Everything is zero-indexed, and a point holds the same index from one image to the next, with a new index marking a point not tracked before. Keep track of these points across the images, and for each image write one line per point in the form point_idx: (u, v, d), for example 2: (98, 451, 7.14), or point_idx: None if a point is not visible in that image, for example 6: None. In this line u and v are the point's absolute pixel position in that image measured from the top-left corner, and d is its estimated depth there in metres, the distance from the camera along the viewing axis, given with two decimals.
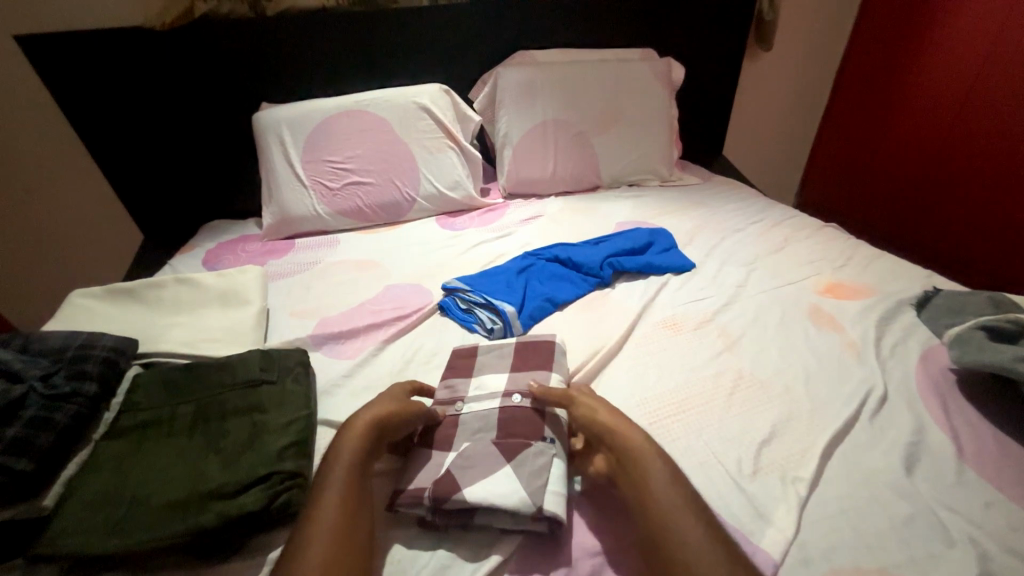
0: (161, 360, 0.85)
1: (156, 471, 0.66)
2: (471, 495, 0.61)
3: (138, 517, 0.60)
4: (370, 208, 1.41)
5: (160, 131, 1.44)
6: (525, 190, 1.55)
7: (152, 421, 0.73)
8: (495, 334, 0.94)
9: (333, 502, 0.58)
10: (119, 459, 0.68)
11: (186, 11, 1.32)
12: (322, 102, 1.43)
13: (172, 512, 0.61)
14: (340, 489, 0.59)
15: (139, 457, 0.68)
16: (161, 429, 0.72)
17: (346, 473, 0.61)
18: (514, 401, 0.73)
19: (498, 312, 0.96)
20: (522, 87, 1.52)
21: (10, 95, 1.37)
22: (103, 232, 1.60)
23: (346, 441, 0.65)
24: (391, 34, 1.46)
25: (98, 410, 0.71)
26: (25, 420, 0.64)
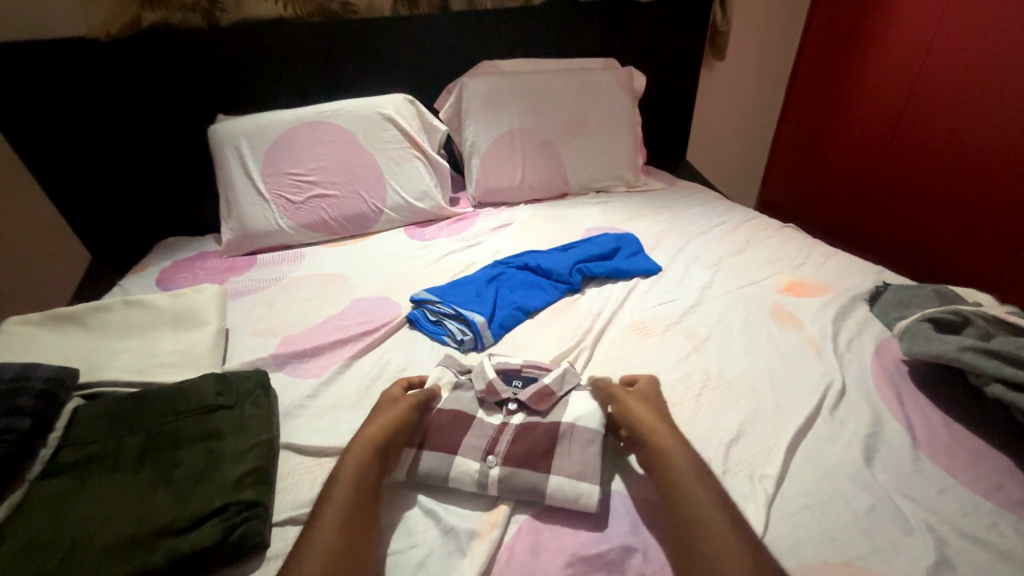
0: (105, 390, 0.79)
1: (100, 510, 0.61)
2: (529, 482, 0.65)
3: (78, 562, 0.55)
4: (336, 221, 1.38)
5: (105, 146, 1.36)
6: (495, 198, 1.55)
7: (96, 455, 0.67)
8: (466, 346, 0.92)
9: (336, 513, 0.60)
10: (57, 499, 0.62)
11: (133, 22, 1.27)
12: (282, 113, 1.39)
13: (115, 554, 0.56)
14: (348, 499, 0.61)
15: (81, 495, 0.63)
16: (104, 464, 0.67)
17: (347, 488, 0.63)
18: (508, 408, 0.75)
19: (468, 323, 0.94)
20: (488, 97, 1.53)
21: None
22: (48, 254, 1.50)
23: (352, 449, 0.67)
24: (353, 46, 1.45)
25: (33, 447, 0.66)
26: None
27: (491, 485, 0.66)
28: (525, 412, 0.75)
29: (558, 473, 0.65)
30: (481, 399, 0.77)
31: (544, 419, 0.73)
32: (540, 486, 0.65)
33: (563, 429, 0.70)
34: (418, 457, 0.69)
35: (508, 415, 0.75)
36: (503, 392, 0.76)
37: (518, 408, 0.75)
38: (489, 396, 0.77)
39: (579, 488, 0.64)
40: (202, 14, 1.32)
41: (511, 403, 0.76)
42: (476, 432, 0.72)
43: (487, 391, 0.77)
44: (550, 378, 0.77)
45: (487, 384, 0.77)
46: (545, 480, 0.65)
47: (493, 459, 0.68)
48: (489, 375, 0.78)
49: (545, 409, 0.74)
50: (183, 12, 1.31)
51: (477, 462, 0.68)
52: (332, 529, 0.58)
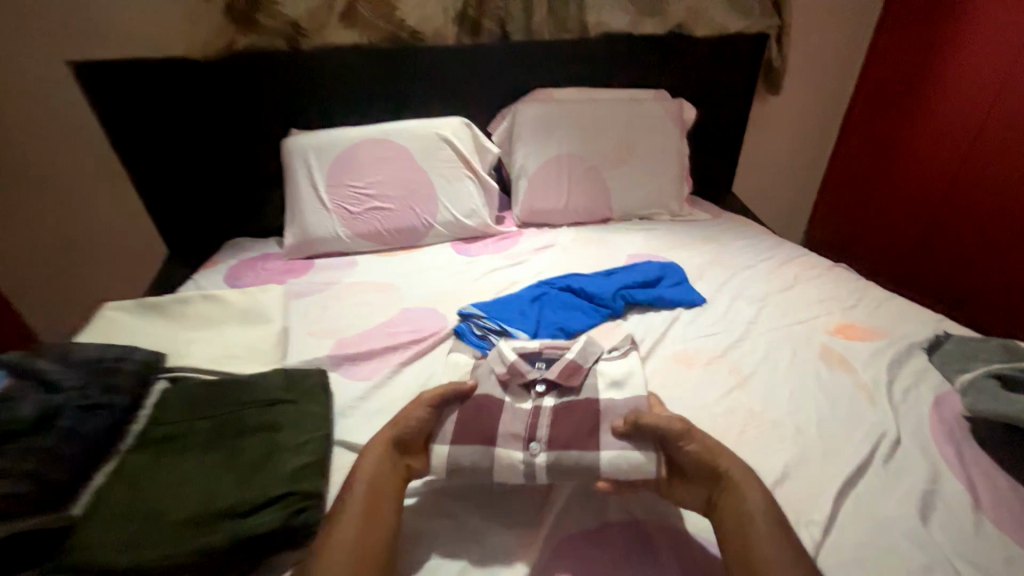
0: (188, 375, 0.86)
1: (176, 487, 0.67)
2: (579, 461, 0.69)
3: (158, 533, 0.61)
4: (389, 233, 1.46)
5: (192, 153, 1.51)
6: (539, 219, 1.61)
7: (174, 436, 0.74)
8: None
9: (349, 521, 0.61)
10: (141, 472, 0.69)
11: (228, 45, 1.42)
12: (347, 131, 1.49)
13: (190, 528, 0.62)
14: (360, 505, 0.63)
15: (160, 471, 0.69)
16: (182, 444, 0.73)
17: (366, 491, 0.64)
18: (536, 390, 0.79)
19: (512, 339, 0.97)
20: (540, 123, 1.59)
21: (60, 117, 1.46)
22: (134, 246, 1.68)
23: (371, 453, 0.69)
24: (418, 71, 1.55)
25: (126, 422, 0.73)
26: (60, 429, 0.66)
27: (538, 473, 0.69)
28: (554, 392, 0.79)
29: (609, 448, 0.69)
30: (505, 382, 0.80)
31: (578, 396, 0.78)
32: (593, 464, 0.68)
33: (603, 405, 0.75)
34: (458, 462, 0.70)
35: (537, 397, 0.78)
36: (528, 375, 0.80)
37: (545, 391, 0.79)
38: (514, 379, 0.80)
39: (632, 459, 0.68)
40: (287, 40, 1.45)
41: (537, 386, 0.79)
42: (516, 416, 0.75)
43: (511, 374, 0.81)
44: (573, 356, 0.82)
45: (509, 367, 0.81)
46: (597, 458, 0.68)
47: (537, 446, 0.70)
48: (508, 360, 0.82)
49: (576, 385, 0.79)
50: (272, 38, 1.44)
51: (520, 451, 0.70)
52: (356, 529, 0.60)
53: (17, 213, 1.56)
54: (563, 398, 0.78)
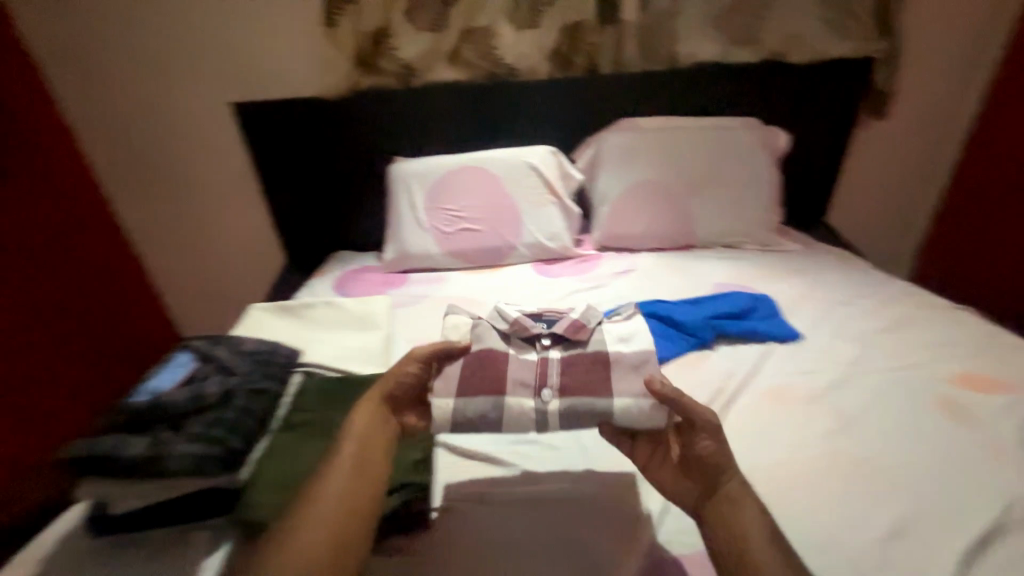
0: (318, 370, 0.98)
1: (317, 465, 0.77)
2: (589, 411, 0.73)
3: None
4: (476, 251, 1.58)
5: (315, 176, 1.75)
6: (619, 244, 1.63)
7: (311, 421, 0.84)
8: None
9: (342, 472, 0.68)
10: (288, 449, 0.78)
11: (353, 85, 1.63)
12: (446, 158, 1.64)
13: None
14: (354, 459, 0.70)
15: (303, 450, 0.79)
16: (316, 429, 0.83)
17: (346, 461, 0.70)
18: (541, 343, 0.83)
19: None
20: (625, 151, 1.63)
21: (221, 147, 1.79)
22: (262, 253, 1.98)
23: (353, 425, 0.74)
24: (511, 103, 1.67)
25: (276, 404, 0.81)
26: (238, 407, 0.76)
27: (549, 417, 0.73)
28: (560, 345, 0.83)
29: (621, 396, 0.73)
30: (508, 336, 0.84)
31: (586, 348, 0.81)
32: (607, 410, 0.73)
33: (612, 356, 0.79)
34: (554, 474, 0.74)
35: (542, 350, 0.82)
36: (533, 329, 0.84)
37: (551, 344, 0.83)
38: (518, 333, 0.84)
39: (642, 406, 0.72)
40: (400, 79, 1.63)
41: (543, 340, 0.83)
42: (523, 367, 0.78)
43: (513, 328, 0.85)
44: (579, 316, 0.85)
45: (511, 322, 0.85)
46: (610, 404, 0.73)
47: (549, 395, 0.75)
48: (511, 316, 0.86)
49: (584, 338, 0.82)
50: (388, 78, 1.63)
51: (531, 399, 0.75)
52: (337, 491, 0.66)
53: (182, 223, 1.92)
54: (570, 350, 0.81)
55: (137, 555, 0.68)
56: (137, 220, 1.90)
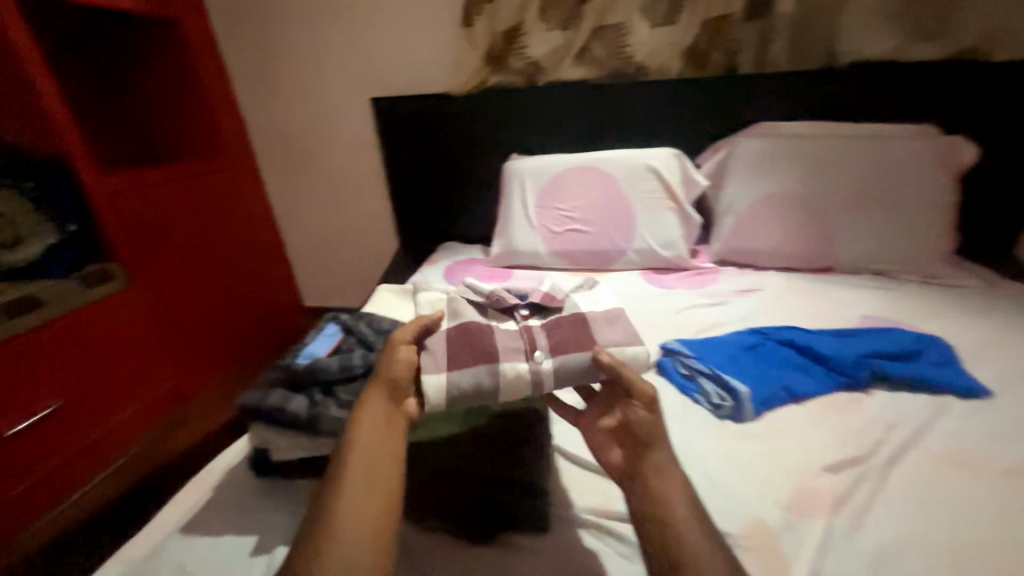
0: None
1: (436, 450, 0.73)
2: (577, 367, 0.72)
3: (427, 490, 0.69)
4: (583, 253, 1.54)
5: (435, 169, 1.86)
6: (741, 259, 1.49)
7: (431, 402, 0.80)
8: (723, 412, 0.86)
9: (353, 472, 0.62)
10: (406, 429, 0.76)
11: (480, 83, 1.70)
12: (561, 158, 1.63)
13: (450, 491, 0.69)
14: (368, 455, 0.64)
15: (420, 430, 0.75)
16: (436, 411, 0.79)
17: (362, 453, 0.64)
18: (519, 315, 0.84)
19: (728, 389, 0.89)
20: (762, 157, 1.48)
21: (358, 137, 1.98)
22: (380, 236, 2.16)
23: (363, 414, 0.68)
24: (635, 102, 1.62)
25: None
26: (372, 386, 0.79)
27: (544, 379, 0.71)
28: (537, 315, 0.84)
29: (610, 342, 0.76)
30: (485, 308, 0.85)
31: (563, 312, 0.82)
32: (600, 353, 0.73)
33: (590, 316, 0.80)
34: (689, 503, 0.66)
35: (521, 319, 0.83)
36: (511, 302, 0.85)
37: (530, 313, 0.84)
38: (494, 306, 0.85)
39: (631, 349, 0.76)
40: (524, 77, 1.66)
41: (521, 311, 0.84)
42: (511, 333, 0.77)
43: (490, 301, 0.86)
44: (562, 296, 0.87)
45: (486, 296, 0.87)
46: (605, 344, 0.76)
47: (541, 356, 0.73)
48: (485, 291, 0.88)
49: (558, 305, 0.84)
50: (513, 77, 1.67)
51: (525, 364, 0.72)
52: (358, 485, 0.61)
53: (317, 205, 2.16)
54: (548, 317, 0.82)
55: (282, 495, 0.76)
56: (283, 200, 2.18)
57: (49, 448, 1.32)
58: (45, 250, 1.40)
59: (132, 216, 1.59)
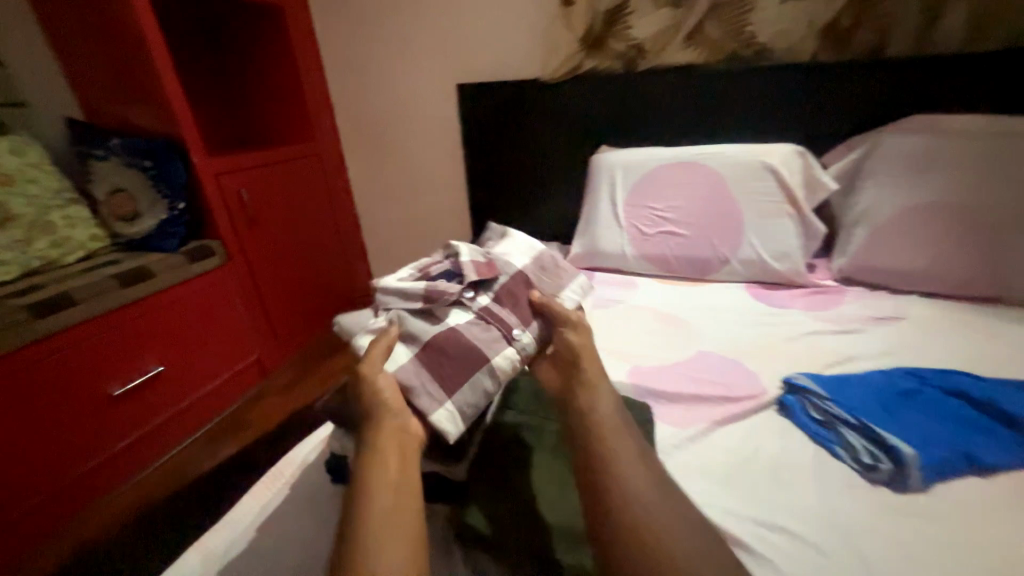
0: None
1: (538, 480, 0.66)
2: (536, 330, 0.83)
3: (526, 526, 0.61)
4: (677, 260, 1.38)
5: (517, 160, 1.78)
6: (876, 279, 1.24)
7: (531, 427, 0.74)
8: (877, 476, 0.69)
9: (375, 495, 0.57)
10: (508, 452, 0.70)
11: (574, 67, 1.58)
12: (660, 151, 1.47)
13: (548, 534, 0.60)
14: (394, 474, 0.59)
15: (523, 457, 0.69)
16: (534, 437, 0.73)
17: (390, 473, 0.59)
18: (471, 303, 0.82)
19: (884, 446, 0.71)
20: (918, 157, 1.21)
21: (440, 125, 1.95)
22: (453, 228, 2.13)
23: (382, 434, 0.63)
24: (752, 91, 1.42)
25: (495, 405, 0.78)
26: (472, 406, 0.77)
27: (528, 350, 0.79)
28: (483, 294, 0.84)
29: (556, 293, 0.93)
30: (434, 309, 0.79)
31: (502, 279, 0.87)
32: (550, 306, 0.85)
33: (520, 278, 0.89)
34: None
35: (472, 303, 0.82)
36: (453, 293, 0.80)
37: (475, 293, 0.84)
38: (441, 303, 0.79)
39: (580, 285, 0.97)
40: (625, 62, 1.54)
41: (466, 295, 0.83)
42: (482, 329, 0.78)
43: (432, 298, 0.79)
44: (495, 275, 0.87)
45: (425, 294, 0.80)
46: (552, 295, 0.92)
47: (518, 333, 0.80)
48: (419, 290, 0.80)
49: (493, 276, 0.86)
50: (611, 62, 1.54)
51: (508, 348, 0.78)
52: (388, 509, 0.55)
53: (395, 192, 2.16)
54: (493, 289, 0.85)
55: None
56: (362, 185, 2.21)
57: (149, 409, 1.42)
58: (156, 227, 1.52)
59: (230, 196, 1.66)
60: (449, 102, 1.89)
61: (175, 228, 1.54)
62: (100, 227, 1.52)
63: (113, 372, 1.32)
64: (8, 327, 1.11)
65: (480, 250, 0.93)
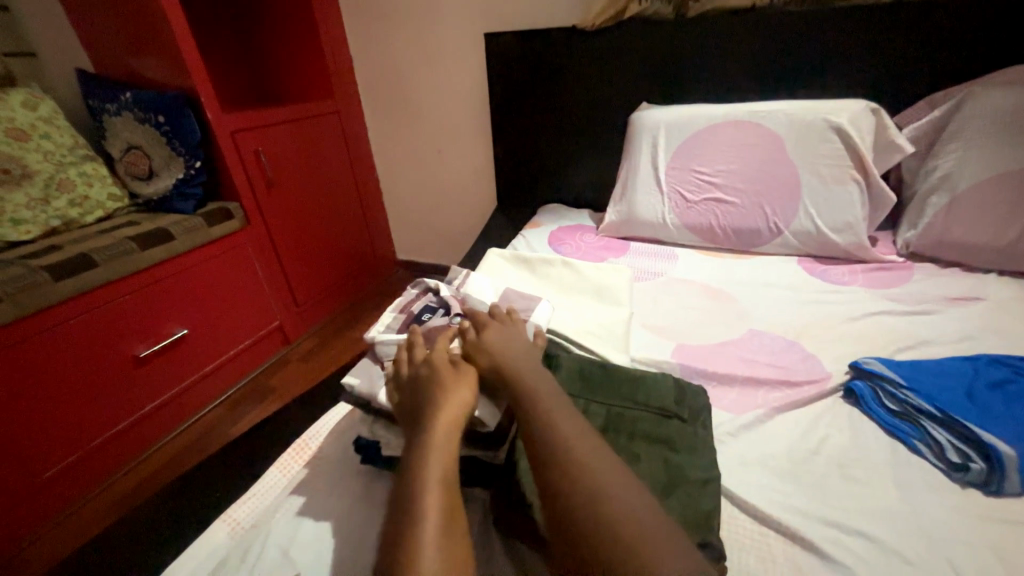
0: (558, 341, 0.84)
1: None
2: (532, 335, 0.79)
3: None
4: (723, 230, 1.27)
5: (548, 119, 1.66)
6: (950, 255, 1.12)
7: None
8: (966, 477, 0.61)
9: (440, 484, 0.51)
10: None
11: (617, 13, 1.42)
12: (710, 109, 1.33)
13: None
14: (446, 473, 0.52)
15: None
16: None
17: (442, 471, 0.52)
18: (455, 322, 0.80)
19: (976, 444, 0.62)
20: (1021, 114, 1.05)
21: (466, 80, 1.82)
22: (476, 194, 2.04)
23: (432, 427, 0.56)
24: (822, 38, 1.26)
25: None
26: None
27: None
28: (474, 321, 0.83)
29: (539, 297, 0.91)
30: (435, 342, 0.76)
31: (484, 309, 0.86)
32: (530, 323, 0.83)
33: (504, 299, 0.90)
34: None
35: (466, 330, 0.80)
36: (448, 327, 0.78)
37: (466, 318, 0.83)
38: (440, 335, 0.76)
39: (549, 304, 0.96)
40: (674, 6, 1.38)
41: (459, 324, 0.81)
42: None
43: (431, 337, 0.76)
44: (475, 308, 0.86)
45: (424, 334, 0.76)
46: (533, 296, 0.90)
47: None
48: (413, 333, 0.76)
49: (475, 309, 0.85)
50: (659, 5, 1.39)
51: None
52: (440, 513, 0.48)
53: (414, 152, 2.07)
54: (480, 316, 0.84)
55: (383, 483, 0.67)
56: (383, 146, 2.11)
57: (173, 373, 1.41)
58: (174, 187, 1.48)
59: (249, 156, 1.60)
60: (475, 53, 1.74)
61: (192, 189, 1.50)
62: (118, 186, 1.49)
63: (139, 335, 1.31)
64: (28, 287, 1.09)
65: (454, 288, 0.92)
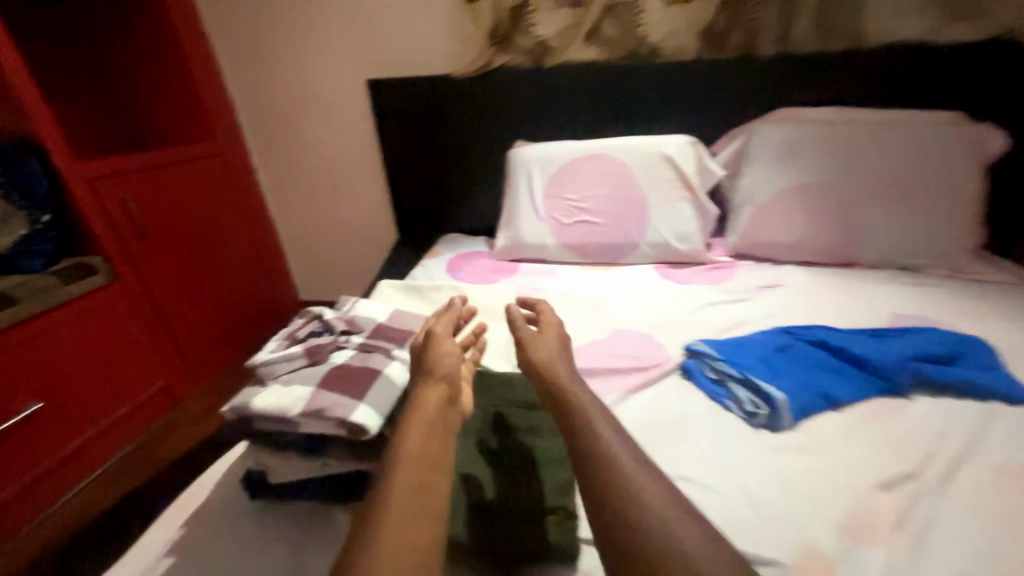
0: None
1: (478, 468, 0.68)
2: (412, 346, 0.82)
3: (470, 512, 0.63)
4: (593, 246, 1.46)
5: (437, 156, 1.77)
6: (760, 253, 1.42)
7: None
8: (757, 421, 0.80)
9: (410, 460, 0.58)
10: None
11: (484, 65, 1.62)
12: (571, 144, 1.54)
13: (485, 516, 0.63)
14: (420, 448, 0.60)
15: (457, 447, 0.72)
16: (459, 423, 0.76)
17: (415, 447, 0.60)
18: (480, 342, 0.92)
19: (763, 395, 0.82)
20: (788, 144, 1.40)
21: (354, 121, 1.88)
22: (375, 228, 2.07)
23: (414, 412, 0.65)
24: (649, 87, 1.55)
25: None
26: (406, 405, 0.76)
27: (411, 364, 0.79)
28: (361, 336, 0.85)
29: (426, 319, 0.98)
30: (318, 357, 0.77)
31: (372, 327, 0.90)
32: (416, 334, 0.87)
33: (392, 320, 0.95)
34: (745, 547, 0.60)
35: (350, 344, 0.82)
36: (332, 343, 0.81)
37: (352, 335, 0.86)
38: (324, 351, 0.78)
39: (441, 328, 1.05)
40: (532, 59, 1.60)
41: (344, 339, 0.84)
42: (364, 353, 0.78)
43: (314, 353, 0.78)
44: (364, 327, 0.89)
45: (307, 351, 0.78)
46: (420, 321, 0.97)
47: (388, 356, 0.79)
48: (296, 352, 0.78)
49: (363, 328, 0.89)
50: (520, 58, 1.60)
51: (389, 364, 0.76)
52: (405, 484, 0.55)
53: (304, 189, 2.05)
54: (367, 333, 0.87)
55: (276, 521, 0.68)
56: (273, 187, 2.07)
57: (29, 453, 1.24)
58: (15, 245, 1.29)
59: (114, 205, 1.48)
60: (361, 96, 1.82)
61: (41, 245, 1.34)
62: None
63: None
64: None
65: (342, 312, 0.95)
